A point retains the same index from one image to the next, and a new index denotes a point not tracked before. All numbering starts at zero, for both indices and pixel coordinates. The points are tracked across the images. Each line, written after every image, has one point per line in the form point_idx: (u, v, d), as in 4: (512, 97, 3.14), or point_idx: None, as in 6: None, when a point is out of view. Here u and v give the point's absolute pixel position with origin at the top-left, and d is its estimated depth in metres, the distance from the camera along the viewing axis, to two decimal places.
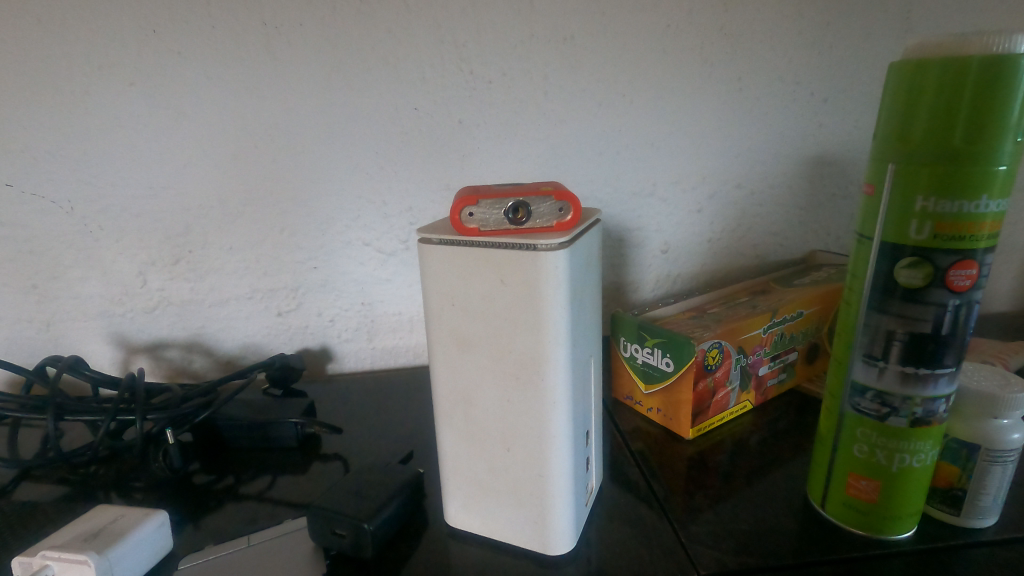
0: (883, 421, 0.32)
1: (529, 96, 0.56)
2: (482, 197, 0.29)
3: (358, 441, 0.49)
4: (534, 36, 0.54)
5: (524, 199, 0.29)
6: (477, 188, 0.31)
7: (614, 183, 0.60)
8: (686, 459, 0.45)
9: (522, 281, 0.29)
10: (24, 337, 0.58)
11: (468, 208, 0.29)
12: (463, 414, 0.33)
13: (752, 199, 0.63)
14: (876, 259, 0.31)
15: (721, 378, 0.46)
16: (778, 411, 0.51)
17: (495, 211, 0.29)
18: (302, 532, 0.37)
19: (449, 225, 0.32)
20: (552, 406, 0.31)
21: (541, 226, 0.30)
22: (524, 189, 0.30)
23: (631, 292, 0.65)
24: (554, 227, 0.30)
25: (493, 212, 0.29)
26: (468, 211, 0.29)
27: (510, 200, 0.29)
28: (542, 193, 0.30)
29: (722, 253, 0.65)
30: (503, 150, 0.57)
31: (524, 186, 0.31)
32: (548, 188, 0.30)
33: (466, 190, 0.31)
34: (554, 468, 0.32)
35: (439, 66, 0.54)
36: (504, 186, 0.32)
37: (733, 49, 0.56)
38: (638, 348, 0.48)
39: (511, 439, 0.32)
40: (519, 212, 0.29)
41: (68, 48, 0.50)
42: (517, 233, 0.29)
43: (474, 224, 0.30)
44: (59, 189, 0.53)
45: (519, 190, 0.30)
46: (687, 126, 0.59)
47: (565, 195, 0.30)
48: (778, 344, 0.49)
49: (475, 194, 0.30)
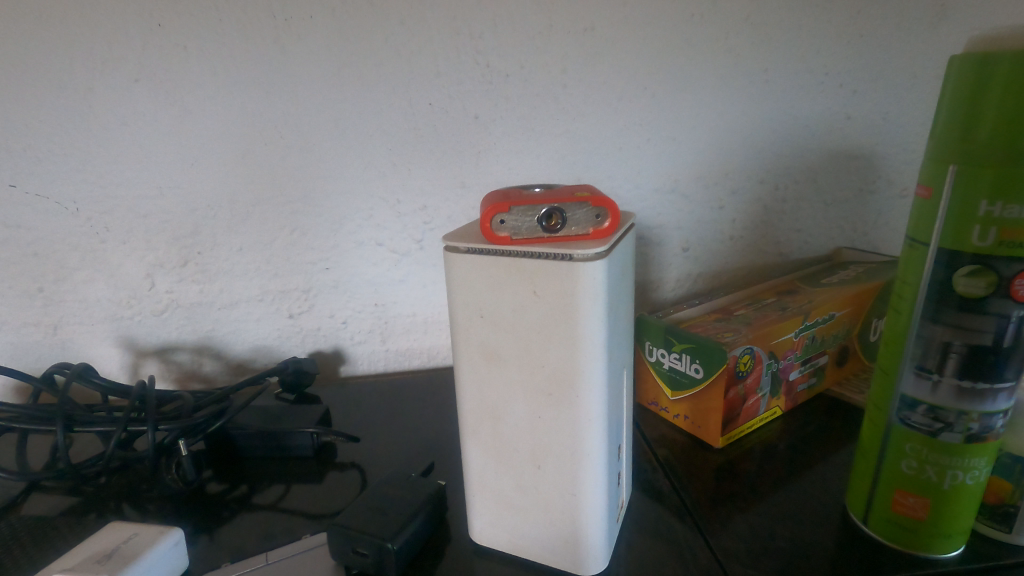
0: (934, 436, 0.30)
1: (548, 90, 0.54)
2: (514, 204, 0.27)
3: (375, 449, 0.48)
4: (553, 26, 0.52)
5: (559, 205, 0.27)
6: (506, 193, 0.29)
7: (634, 179, 0.58)
8: (715, 468, 0.43)
9: (558, 293, 0.27)
10: (30, 342, 0.56)
11: (499, 216, 0.28)
12: (490, 430, 0.31)
13: (777, 194, 0.61)
14: (931, 266, 0.29)
15: (752, 384, 0.44)
16: (809, 416, 0.49)
17: (527, 218, 0.28)
18: (323, 548, 0.36)
19: (476, 232, 0.30)
20: (587, 423, 0.29)
21: (577, 234, 0.28)
22: (558, 196, 0.28)
23: (650, 291, 0.63)
24: (590, 235, 0.28)
25: (526, 220, 0.28)
26: (499, 219, 0.28)
27: (543, 207, 0.28)
28: (578, 198, 0.28)
29: (745, 251, 0.63)
30: (521, 146, 0.56)
31: (557, 192, 0.29)
32: (583, 193, 0.28)
33: (494, 196, 0.29)
34: (587, 487, 0.31)
35: (455, 59, 0.52)
36: (534, 192, 0.30)
37: (760, 39, 0.54)
38: (664, 353, 0.46)
39: (542, 456, 0.31)
40: (553, 218, 0.28)
41: (69, 43, 0.48)
42: (552, 242, 0.27)
43: (505, 232, 0.28)
44: (63, 190, 0.51)
45: (553, 195, 0.28)
46: (711, 119, 0.57)
47: (602, 200, 0.28)
48: (809, 348, 0.48)
49: (506, 201, 0.28)
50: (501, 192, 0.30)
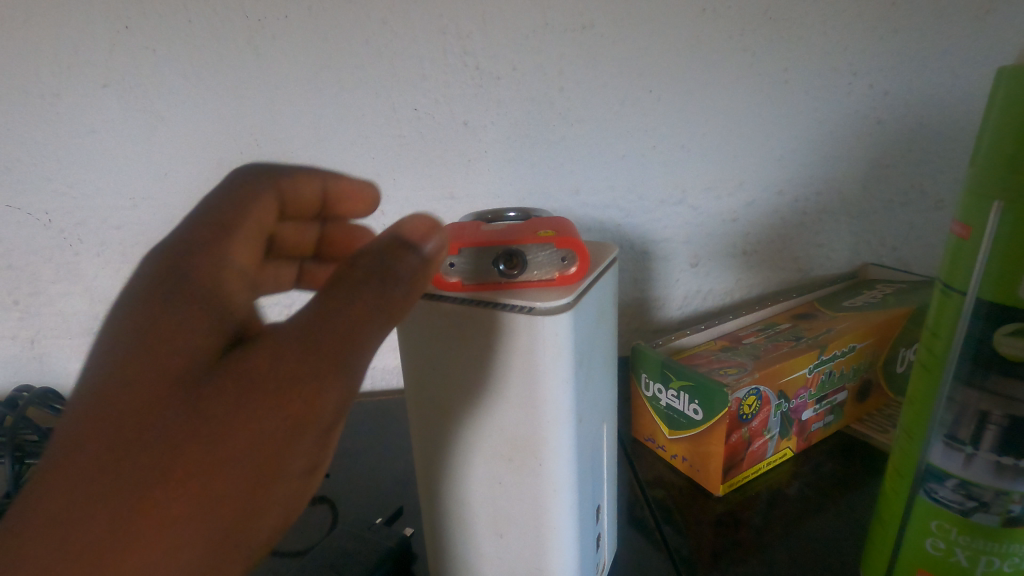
0: (967, 517, 0.26)
1: (542, 94, 0.49)
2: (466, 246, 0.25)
3: (349, 481, 0.45)
4: (548, 24, 0.47)
5: (520, 246, 0.25)
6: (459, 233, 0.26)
7: (638, 190, 0.53)
8: (714, 518, 0.39)
9: (514, 351, 0.23)
10: (9, 354, 0.55)
11: (449, 259, 0.25)
12: (450, 492, 0.28)
13: (795, 206, 0.56)
14: (968, 320, 0.24)
15: (758, 427, 0.40)
16: (823, 457, 0.45)
17: (481, 260, 0.25)
18: None
19: None
20: (552, 493, 0.26)
21: (539, 279, 0.25)
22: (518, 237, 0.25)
23: (654, 309, 0.59)
24: (555, 281, 0.25)
25: (479, 263, 0.25)
26: (448, 261, 0.25)
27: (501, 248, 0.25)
28: (541, 238, 0.25)
29: (759, 267, 0.58)
30: (514, 154, 0.52)
31: (518, 232, 0.26)
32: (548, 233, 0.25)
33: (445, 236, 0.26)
34: (555, 560, 0.27)
35: (441, 60, 0.48)
36: (494, 230, 0.27)
37: (779, 35, 0.49)
38: (661, 389, 0.42)
39: (504, 525, 0.27)
40: (512, 262, 0.25)
41: (33, 48, 0.45)
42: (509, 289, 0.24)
43: (456, 277, 0.25)
44: (34, 201, 0.49)
45: (513, 235, 0.25)
46: (722, 125, 0.52)
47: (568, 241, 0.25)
48: (826, 384, 0.43)
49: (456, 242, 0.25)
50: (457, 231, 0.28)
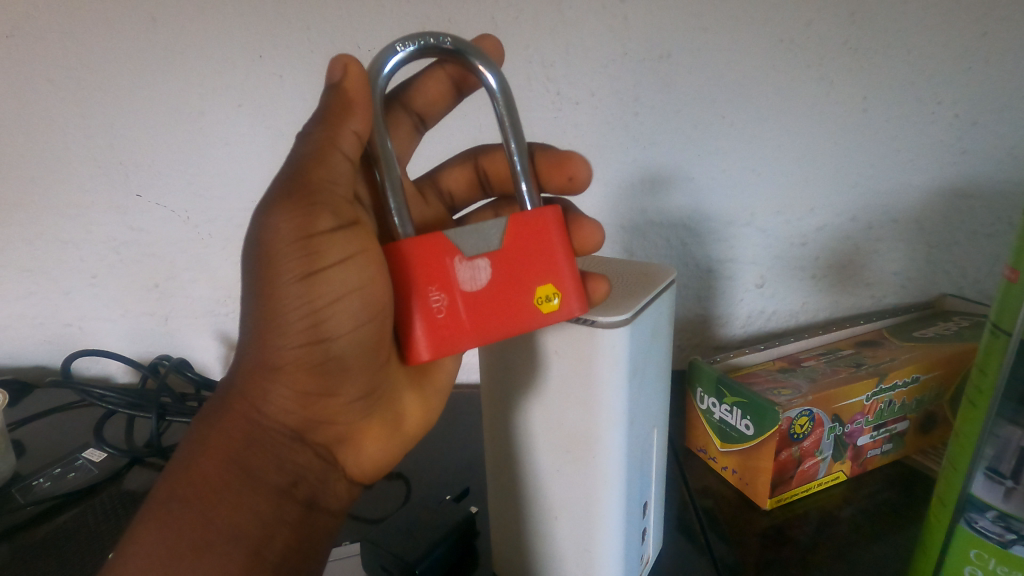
0: (1006, 549, 0.27)
1: (617, 118, 0.51)
2: (462, 344, 0.30)
3: (423, 461, 0.50)
4: (627, 53, 0.49)
5: (511, 296, 0.30)
6: (419, 295, 0.30)
7: (706, 210, 0.55)
8: (760, 532, 0.41)
9: (578, 356, 0.29)
10: (147, 329, 0.65)
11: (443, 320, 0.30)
12: (516, 475, 0.33)
13: (869, 233, 0.56)
14: (1014, 359, 0.26)
15: (810, 447, 0.41)
16: (879, 484, 0.45)
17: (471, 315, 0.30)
18: (355, 558, 0.40)
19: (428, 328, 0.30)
20: (603, 483, 0.30)
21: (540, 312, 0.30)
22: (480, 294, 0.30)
23: (717, 326, 0.60)
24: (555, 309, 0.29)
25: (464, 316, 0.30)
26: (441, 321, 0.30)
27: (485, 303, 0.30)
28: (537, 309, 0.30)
29: (827, 291, 0.58)
30: (586, 173, 0.54)
31: (509, 295, 0.30)
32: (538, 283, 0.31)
33: (416, 305, 0.30)
34: (601, 543, 0.32)
35: (525, 87, 0.51)
36: (477, 283, 0.30)
37: (857, 64, 0.49)
38: (715, 403, 0.44)
39: (559, 508, 0.32)
40: (510, 307, 0.30)
41: (184, 73, 0.53)
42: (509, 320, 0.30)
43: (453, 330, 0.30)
44: (177, 200, 0.58)
45: (502, 290, 0.30)
46: (797, 150, 0.52)
47: (564, 310, 0.29)
48: (884, 413, 0.43)
49: (441, 331, 0.30)
50: (414, 260, 0.30)
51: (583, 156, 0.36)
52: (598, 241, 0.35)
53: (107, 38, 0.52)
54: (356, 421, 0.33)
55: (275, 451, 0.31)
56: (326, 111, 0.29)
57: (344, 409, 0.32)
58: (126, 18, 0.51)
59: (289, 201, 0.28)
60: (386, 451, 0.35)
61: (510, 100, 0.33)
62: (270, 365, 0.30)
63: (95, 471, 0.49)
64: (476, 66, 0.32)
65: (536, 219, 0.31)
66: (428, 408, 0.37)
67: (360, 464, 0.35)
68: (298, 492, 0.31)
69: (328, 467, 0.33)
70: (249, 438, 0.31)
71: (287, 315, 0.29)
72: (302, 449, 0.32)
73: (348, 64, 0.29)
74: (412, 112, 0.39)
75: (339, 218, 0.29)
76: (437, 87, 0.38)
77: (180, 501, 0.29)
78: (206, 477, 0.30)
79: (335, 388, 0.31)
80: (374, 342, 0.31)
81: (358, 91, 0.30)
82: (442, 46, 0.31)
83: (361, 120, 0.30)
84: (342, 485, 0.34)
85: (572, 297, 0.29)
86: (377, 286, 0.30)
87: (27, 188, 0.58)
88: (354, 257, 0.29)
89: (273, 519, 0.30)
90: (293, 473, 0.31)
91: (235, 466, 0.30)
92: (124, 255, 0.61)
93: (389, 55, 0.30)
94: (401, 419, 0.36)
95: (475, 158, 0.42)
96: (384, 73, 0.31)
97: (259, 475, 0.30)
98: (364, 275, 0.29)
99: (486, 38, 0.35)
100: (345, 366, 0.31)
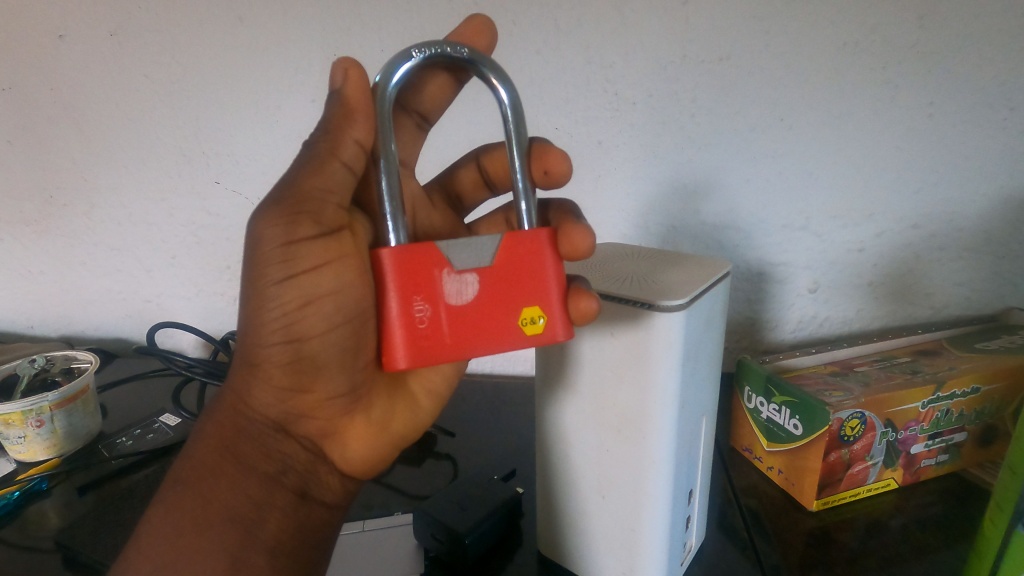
0: None
1: (675, 118, 0.52)
2: (441, 356, 0.31)
3: (470, 444, 0.52)
4: (686, 55, 0.50)
5: (497, 315, 0.32)
6: (404, 302, 0.31)
7: (761, 213, 0.55)
8: (805, 532, 0.41)
9: (635, 337, 0.30)
10: (216, 309, 0.69)
11: (424, 330, 0.31)
12: (565, 454, 0.35)
13: (931, 241, 0.54)
14: None
15: (860, 450, 0.41)
16: (932, 495, 0.44)
17: (454, 328, 0.32)
18: (406, 528, 0.42)
19: (407, 335, 0.31)
20: (652, 464, 0.32)
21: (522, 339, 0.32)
22: (465, 309, 0.32)
23: (767, 330, 0.60)
24: (539, 338, 0.32)
25: (446, 330, 0.32)
26: (422, 332, 0.31)
27: (468, 320, 0.32)
28: (519, 332, 0.32)
29: (884, 298, 0.57)
30: (641, 172, 0.54)
31: (492, 312, 0.32)
32: (524, 305, 0.32)
33: (401, 312, 0.31)
34: (646, 525, 0.33)
35: (585, 86, 0.52)
36: (463, 297, 0.32)
37: (926, 69, 0.49)
38: (763, 403, 0.45)
39: (606, 487, 0.33)
40: (495, 327, 0.32)
41: (265, 69, 0.56)
42: (490, 339, 0.32)
43: (435, 340, 0.31)
44: (252, 187, 0.61)
45: (488, 308, 0.32)
46: (860, 154, 0.52)
47: (548, 334, 0.32)
48: (941, 422, 0.43)
49: (421, 341, 0.31)
50: (403, 268, 0.31)
51: (562, 150, 0.34)
52: (589, 248, 0.33)
53: (197, 36, 0.56)
54: (337, 418, 0.36)
55: (262, 440, 0.35)
56: (329, 120, 0.31)
57: (325, 406, 0.35)
58: (215, 18, 0.55)
59: (277, 209, 0.31)
60: (372, 449, 0.37)
61: (520, 115, 0.33)
62: (254, 362, 0.33)
63: (171, 434, 0.54)
64: (488, 76, 0.33)
65: (531, 239, 0.33)
66: (417, 411, 0.39)
67: (346, 457, 0.37)
68: (286, 480, 0.35)
69: (315, 457, 0.36)
70: (241, 427, 0.35)
71: (268, 316, 0.32)
72: (288, 440, 0.35)
73: (348, 69, 0.31)
74: (413, 113, 0.39)
75: (322, 225, 0.32)
76: (433, 86, 0.38)
77: (183, 482, 0.34)
78: (205, 463, 0.34)
79: (313, 385, 0.34)
80: (351, 342, 0.34)
81: (358, 99, 0.31)
82: (454, 54, 0.32)
83: (361, 128, 0.32)
84: (332, 477, 0.37)
85: (558, 324, 0.31)
86: (352, 290, 0.33)
87: (119, 174, 0.63)
88: (331, 263, 0.32)
89: (263, 502, 0.34)
90: (279, 460, 0.35)
91: (229, 452, 0.34)
92: (200, 238, 0.65)
93: (398, 64, 0.31)
94: (388, 419, 0.37)
95: (478, 158, 0.41)
96: (392, 81, 0.32)
97: (251, 460, 0.34)
98: (342, 281, 0.32)
99: (475, 18, 0.35)
100: (322, 365, 0.33)
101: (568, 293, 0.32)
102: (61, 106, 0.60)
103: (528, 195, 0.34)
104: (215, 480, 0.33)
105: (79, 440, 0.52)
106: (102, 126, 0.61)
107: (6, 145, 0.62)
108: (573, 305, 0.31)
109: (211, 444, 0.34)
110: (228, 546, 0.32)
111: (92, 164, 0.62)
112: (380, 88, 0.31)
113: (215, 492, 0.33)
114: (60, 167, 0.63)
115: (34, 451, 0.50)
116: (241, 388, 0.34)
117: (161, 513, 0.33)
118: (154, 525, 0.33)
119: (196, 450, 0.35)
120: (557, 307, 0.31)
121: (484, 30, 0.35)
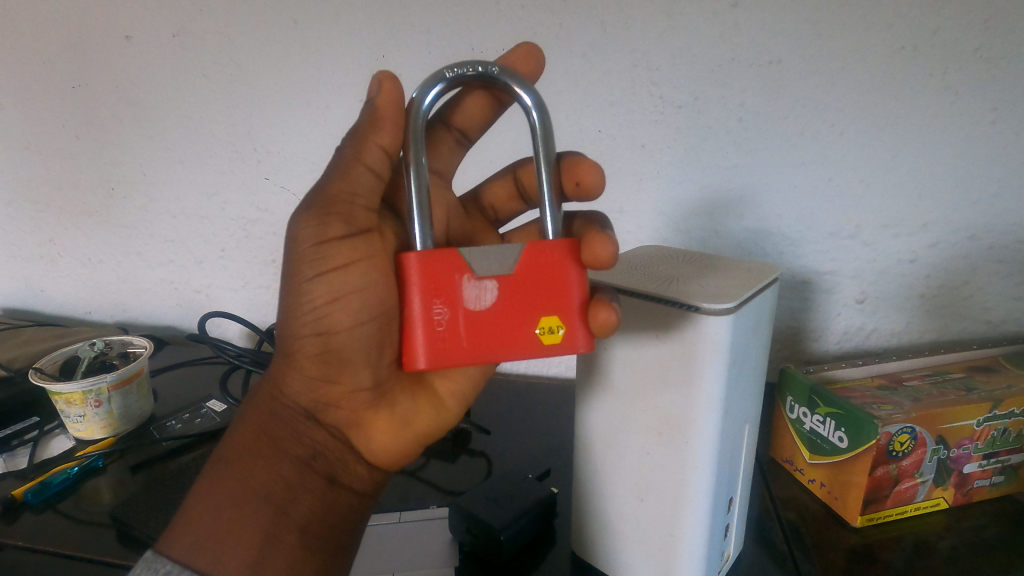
0: None
1: (721, 122, 0.51)
2: (461, 357, 0.32)
3: (505, 443, 0.52)
4: (735, 58, 0.49)
5: (520, 320, 0.33)
6: (426, 304, 0.32)
7: (808, 220, 0.53)
8: (848, 548, 0.40)
9: (680, 341, 0.30)
10: (262, 301, 0.71)
11: (446, 331, 0.32)
12: (604, 457, 0.35)
13: (990, 253, 0.52)
14: None
15: (909, 467, 0.40)
16: (985, 518, 0.42)
17: (478, 331, 0.32)
18: (441, 522, 0.43)
19: (430, 334, 0.32)
20: (693, 469, 0.31)
21: (545, 345, 0.33)
22: (489, 311, 0.32)
23: (811, 339, 0.58)
24: (561, 344, 0.33)
25: (470, 331, 0.32)
26: (446, 332, 0.32)
27: (492, 322, 0.32)
28: (541, 336, 0.33)
29: (936, 311, 0.55)
30: (684, 176, 0.54)
31: (512, 319, 0.33)
32: (548, 311, 0.33)
33: (424, 313, 0.32)
34: (685, 529, 0.32)
35: (630, 89, 0.52)
36: (482, 302, 0.32)
37: (989, 75, 0.47)
38: (806, 414, 0.44)
39: (645, 490, 0.33)
40: (521, 332, 0.33)
41: (317, 71, 0.58)
42: (513, 343, 0.32)
43: (459, 341, 0.32)
44: (299, 184, 0.63)
45: (512, 313, 0.33)
46: (915, 162, 0.50)
47: (569, 341, 0.32)
48: (997, 441, 0.41)
49: (442, 342, 0.32)
50: (427, 272, 0.32)
51: (595, 163, 0.34)
52: (610, 257, 0.32)
53: (255, 37, 0.58)
54: (362, 410, 0.36)
55: (293, 427, 0.36)
56: (359, 127, 0.33)
57: (350, 398, 0.36)
58: (273, 22, 0.57)
59: (310, 210, 0.33)
60: (395, 444, 0.37)
61: (548, 129, 0.33)
62: (288, 353, 0.35)
63: (217, 419, 0.56)
64: (511, 87, 0.33)
65: (555, 247, 0.33)
66: (442, 411, 0.39)
67: (372, 451, 0.37)
68: (316, 466, 0.36)
69: (343, 447, 0.37)
70: (275, 413, 0.36)
71: (302, 309, 0.34)
72: (317, 429, 0.36)
73: (383, 81, 0.33)
74: (453, 129, 0.40)
75: (352, 226, 0.33)
76: (474, 103, 0.38)
77: (222, 463, 0.35)
78: (242, 446, 0.36)
79: (341, 376, 0.35)
80: (378, 338, 0.35)
81: (388, 107, 0.33)
82: (483, 74, 0.33)
83: (387, 135, 0.33)
84: (360, 468, 0.38)
85: (579, 333, 0.32)
86: (379, 289, 0.34)
87: (177, 169, 0.66)
88: (360, 261, 0.33)
89: (293, 487, 0.35)
90: (309, 447, 0.36)
91: (264, 437, 0.36)
92: (250, 232, 0.67)
93: (429, 87, 0.32)
94: (412, 416, 0.38)
95: (514, 172, 0.41)
96: (426, 101, 0.32)
97: (283, 446, 0.35)
98: (370, 278, 0.34)
99: (523, 46, 0.36)
100: (348, 357, 0.35)
101: (590, 303, 0.32)
102: (126, 104, 0.63)
103: (552, 209, 0.34)
104: (249, 463, 0.35)
105: (133, 421, 0.55)
106: (163, 123, 0.63)
107: (75, 140, 0.66)
108: (594, 319, 0.31)
109: (249, 428, 0.36)
110: (260, 528, 0.33)
111: (152, 159, 0.65)
112: (414, 108, 0.32)
113: (248, 473, 0.34)
114: (122, 161, 0.66)
115: (91, 429, 0.52)
116: (277, 377, 0.36)
117: (201, 491, 0.34)
118: (194, 503, 0.34)
119: (236, 433, 0.37)
120: (578, 321, 0.32)
121: (532, 58, 0.35)
